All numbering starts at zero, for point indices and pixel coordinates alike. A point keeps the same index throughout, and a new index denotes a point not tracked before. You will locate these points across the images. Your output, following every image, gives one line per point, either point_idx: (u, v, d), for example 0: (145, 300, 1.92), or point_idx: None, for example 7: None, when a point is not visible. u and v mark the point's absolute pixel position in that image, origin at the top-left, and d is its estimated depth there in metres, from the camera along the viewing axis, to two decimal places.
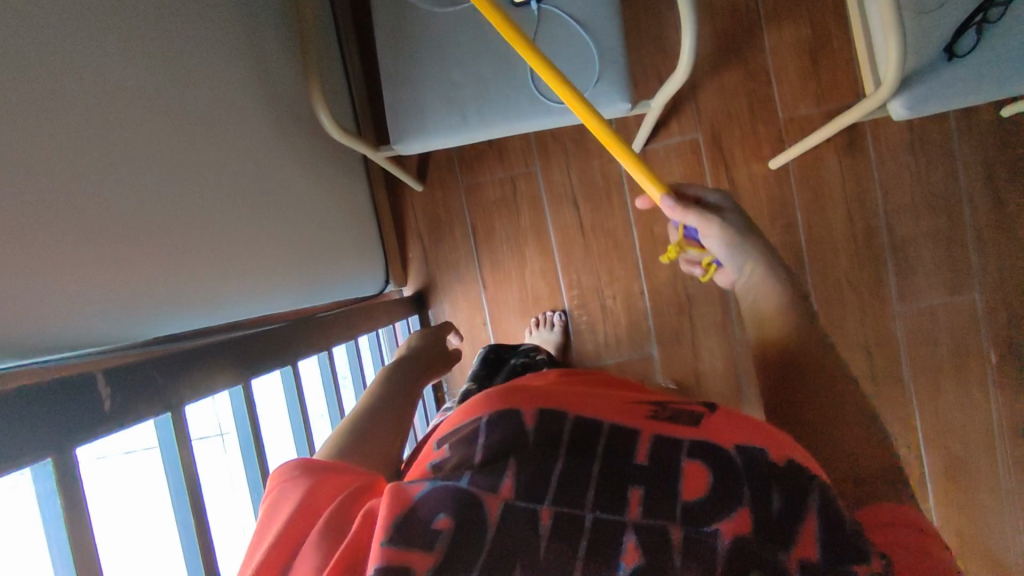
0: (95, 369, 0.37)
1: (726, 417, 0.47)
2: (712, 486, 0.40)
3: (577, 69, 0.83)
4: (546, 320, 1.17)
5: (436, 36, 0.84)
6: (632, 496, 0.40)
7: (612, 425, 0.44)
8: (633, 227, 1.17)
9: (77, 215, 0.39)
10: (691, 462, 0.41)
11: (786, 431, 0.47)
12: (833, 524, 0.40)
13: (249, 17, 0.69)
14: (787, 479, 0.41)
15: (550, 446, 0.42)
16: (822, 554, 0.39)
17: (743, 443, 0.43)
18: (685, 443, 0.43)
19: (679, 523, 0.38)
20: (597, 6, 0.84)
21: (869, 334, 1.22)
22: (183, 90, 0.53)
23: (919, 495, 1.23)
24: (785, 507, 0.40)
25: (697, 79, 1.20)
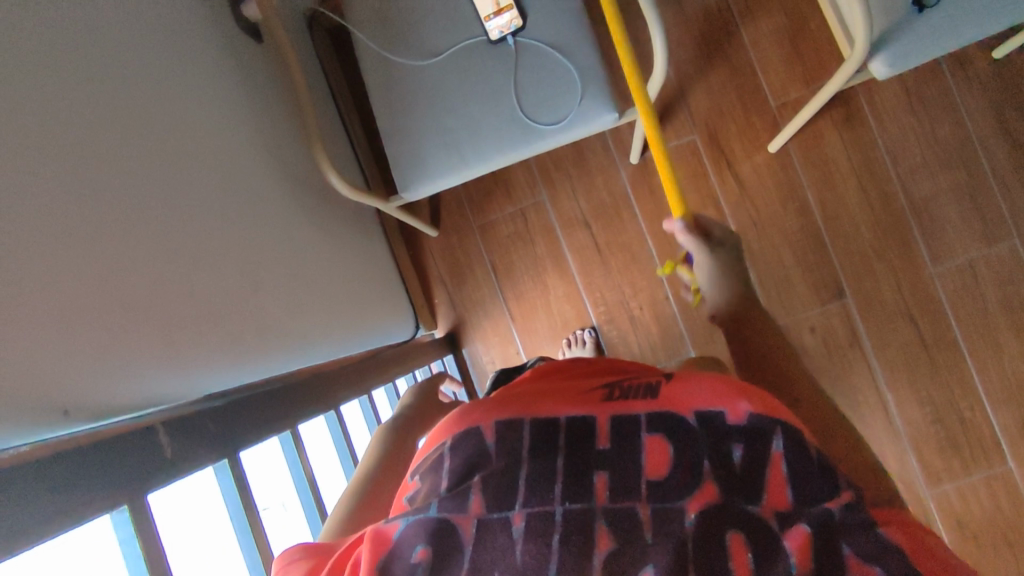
0: (155, 420, 0.44)
1: (681, 380, 0.51)
2: (674, 456, 0.45)
3: (562, 91, 0.88)
4: (576, 340, 1.18)
5: (425, 87, 0.90)
6: (598, 482, 0.44)
7: (570, 418, 0.48)
8: (648, 236, 1.19)
9: (125, 304, 0.44)
10: (650, 437, 0.46)
11: (744, 382, 0.50)
12: (798, 462, 0.44)
13: (251, 104, 0.76)
14: (746, 433, 0.46)
15: (512, 451, 0.46)
16: (792, 495, 0.42)
17: (700, 407, 0.48)
18: (644, 419, 0.47)
19: (643, 499, 0.43)
20: (569, 31, 0.88)
21: (910, 301, 1.19)
22: (191, 174, 0.58)
23: (1002, 458, 1.16)
24: (749, 459, 0.44)
25: (684, 84, 1.23)
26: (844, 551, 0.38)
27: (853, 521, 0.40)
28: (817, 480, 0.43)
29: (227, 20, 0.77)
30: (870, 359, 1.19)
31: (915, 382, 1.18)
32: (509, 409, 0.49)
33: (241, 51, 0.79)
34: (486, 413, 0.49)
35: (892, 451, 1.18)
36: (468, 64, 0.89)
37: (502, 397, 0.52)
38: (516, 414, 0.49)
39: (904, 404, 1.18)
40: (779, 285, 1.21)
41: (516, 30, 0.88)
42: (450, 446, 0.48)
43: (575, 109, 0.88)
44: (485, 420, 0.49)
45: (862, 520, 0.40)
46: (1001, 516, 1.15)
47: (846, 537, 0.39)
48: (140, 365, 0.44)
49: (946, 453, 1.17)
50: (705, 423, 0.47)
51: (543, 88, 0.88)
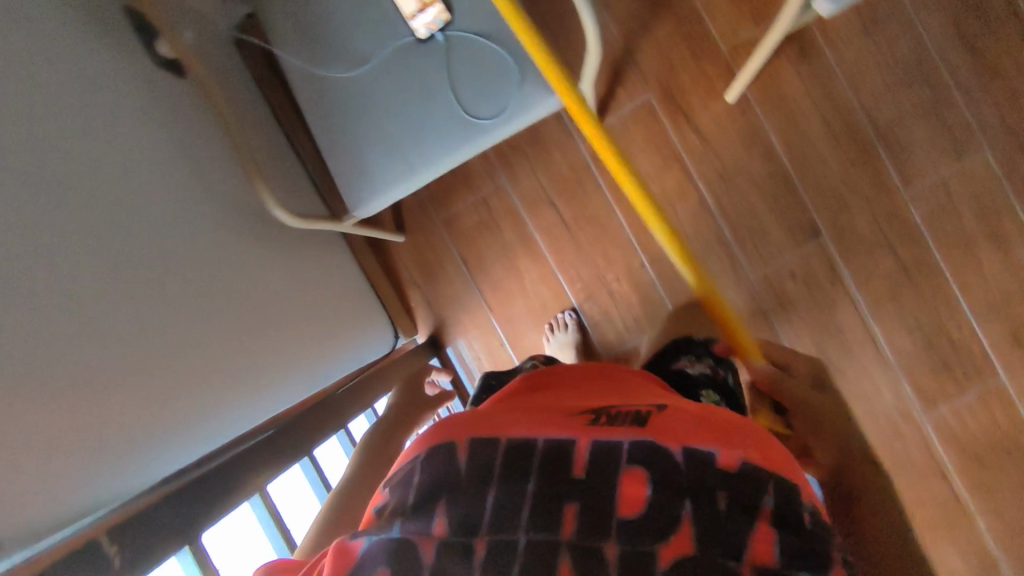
0: (98, 534, 0.48)
1: (674, 415, 0.51)
2: (652, 496, 0.44)
3: (499, 81, 0.85)
4: (559, 323, 1.17)
5: (360, 98, 0.87)
6: (568, 513, 0.43)
7: (548, 442, 0.48)
8: (615, 206, 1.17)
9: (45, 422, 0.48)
10: (630, 469, 0.45)
11: (743, 428, 0.50)
12: (786, 527, 0.44)
13: (176, 148, 0.74)
14: (735, 482, 0.45)
15: (482, 474, 0.46)
16: (777, 559, 0.42)
17: (689, 445, 0.47)
18: (627, 447, 0.47)
19: (613, 540, 0.42)
20: (498, 16, 0.84)
21: (888, 231, 1.18)
22: (107, 257, 0.58)
23: (992, 372, 1.16)
24: (735, 511, 0.44)
25: (631, 43, 1.19)
26: None
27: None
28: (804, 545, 0.44)
29: (139, 68, 0.74)
30: (853, 298, 1.19)
31: (902, 311, 1.18)
32: (490, 429, 0.49)
33: (160, 97, 0.76)
34: (465, 430, 0.50)
35: (885, 382, 1.18)
36: (399, 67, 0.86)
37: (484, 414, 0.52)
38: (492, 434, 0.49)
39: (892, 334, 1.18)
40: (754, 236, 1.20)
41: (443, 25, 0.84)
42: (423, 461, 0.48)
43: (515, 97, 0.85)
44: (461, 437, 0.49)
45: None
46: (998, 429, 1.16)
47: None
48: (68, 477, 0.49)
49: (940, 376, 1.17)
50: (692, 461, 0.46)
51: (478, 81, 0.85)
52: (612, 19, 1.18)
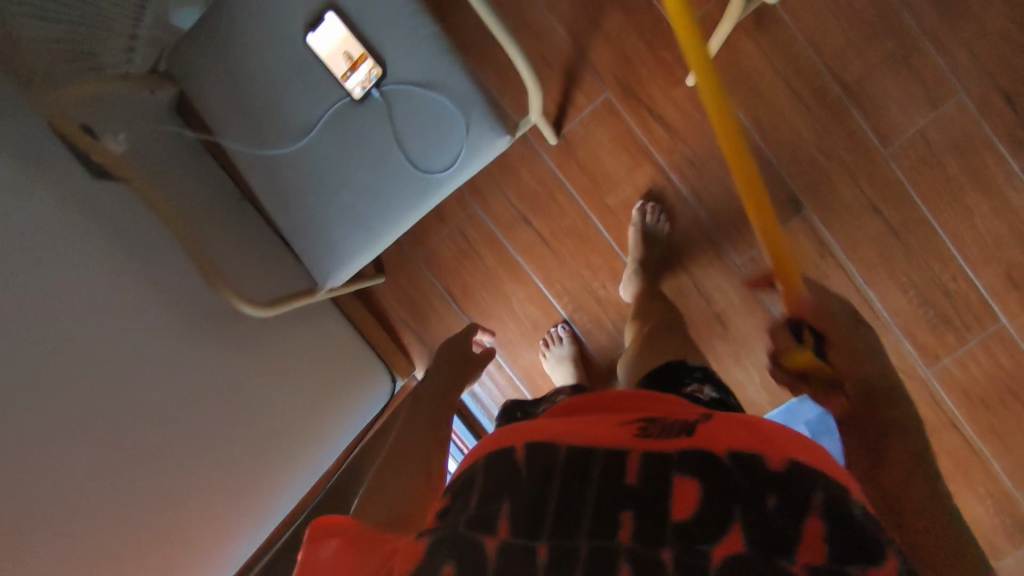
0: None
1: (721, 420, 0.53)
2: (705, 500, 0.47)
3: (444, 129, 0.82)
4: (553, 339, 1.18)
5: (309, 168, 0.85)
6: (625, 520, 0.47)
7: (602, 450, 0.50)
8: (588, 209, 1.18)
9: None
10: (683, 478, 0.48)
11: (791, 430, 0.52)
12: (839, 524, 0.45)
13: (126, 275, 0.74)
14: (786, 483, 0.47)
15: (537, 478, 0.50)
16: (826, 557, 0.44)
17: (736, 447, 0.49)
18: (677, 456, 0.49)
19: (670, 545, 0.45)
20: (432, 62, 0.81)
21: (871, 193, 1.14)
22: (120, 421, 0.66)
23: (989, 316, 1.15)
24: (786, 513, 0.46)
25: (580, 42, 1.14)
26: None
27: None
28: (857, 542, 0.45)
29: (116, 199, 0.79)
30: (844, 265, 1.17)
31: (894, 272, 1.16)
32: (544, 433, 0.53)
33: (137, 223, 0.80)
34: (519, 436, 0.53)
35: (885, 343, 1.18)
36: (342, 130, 0.84)
37: (537, 423, 0.55)
38: (547, 439, 0.52)
39: (886, 296, 1.17)
40: None
41: (377, 81, 0.82)
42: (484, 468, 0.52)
43: (464, 144, 0.83)
44: (517, 443, 0.52)
45: None
46: (1004, 372, 1.16)
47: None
48: None
49: (938, 331, 1.17)
50: (739, 465, 0.48)
51: (423, 133, 0.83)
52: (557, 21, 1.14)
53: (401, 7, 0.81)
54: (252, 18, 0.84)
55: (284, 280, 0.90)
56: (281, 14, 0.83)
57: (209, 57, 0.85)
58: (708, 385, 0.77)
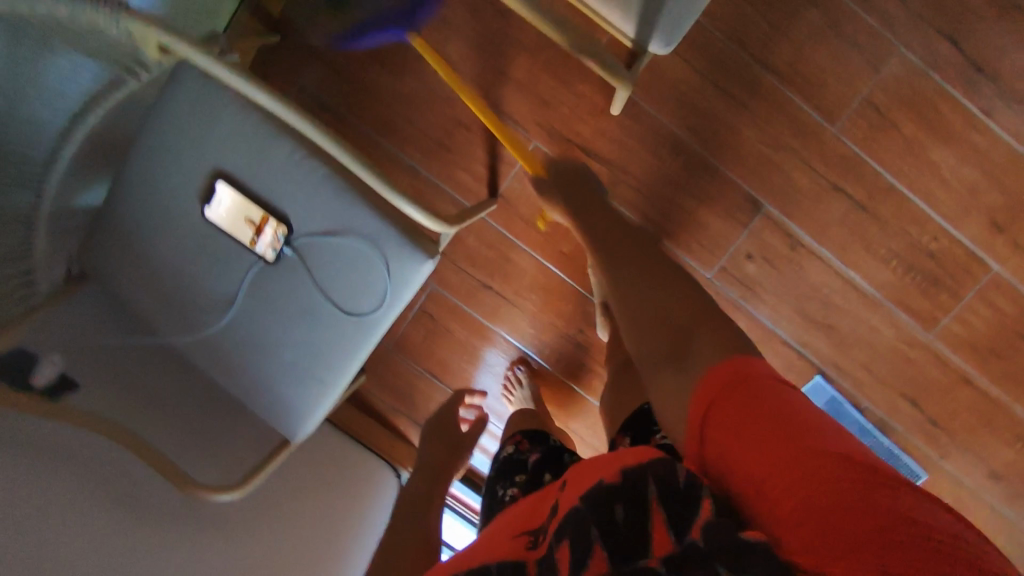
0: None
1: (575, 482, 0.56)
2: (576, 553, 0.48)
3: (365, 271, 0.79)
4: (516, 382, 1.15)
5: (245, 338, 0.83)
6: None
7: (496, 566, 0.53)
8: (545, 260, 1.14)
9: None
10: (558, 548, 0.50)
11: (625, 451, 0.55)
12: (667, 497, 0.47)
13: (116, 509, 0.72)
14: (621, 490, 0.49)
15: None
16: (672, 534, 0.45)
17: (584, 492, 0.52)
18: (553, 538, 0.51)
19: None
20: (335, 207, 0.78)
21: (830, 173, 1.08)
22: None
23: (980, 267, 1.10)
24: (630, 515, 0.48)
25: (494, 96, 1.09)
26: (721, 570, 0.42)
27: (712, 537, 0.43)
28: (682, 500, 0.46)
29: (64, 431, 0.74)
30: (819, 252, 1.12)
31: (871, 246, 1.11)
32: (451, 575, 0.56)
33: (88, 450, 0.76)
34: None
35: (879, 319, 1.14)
36: (266, 294, 0.82)
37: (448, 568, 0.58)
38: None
39: (868, 271, 1.12)
40: (696, 234, 1.13)
41: (285, 238, 0.79)
42: None
43: (388, 281, 0.79)
44: None
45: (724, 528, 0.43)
46: (1006, 318, 1.11)
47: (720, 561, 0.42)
48: None
49: (930, 293, 1.12)
50: (590, 503, 0.50)
51: (344, 278, 0.80)
52: (465, 82, 1.09)
53: (289, 160, 0.77)
54: (148, 206, 0.81)
55: (246, 451, 0.90)
56: (174, 196, 0.80)
57: (120, 254, 0.83)
58: (680, 427, 0.75)
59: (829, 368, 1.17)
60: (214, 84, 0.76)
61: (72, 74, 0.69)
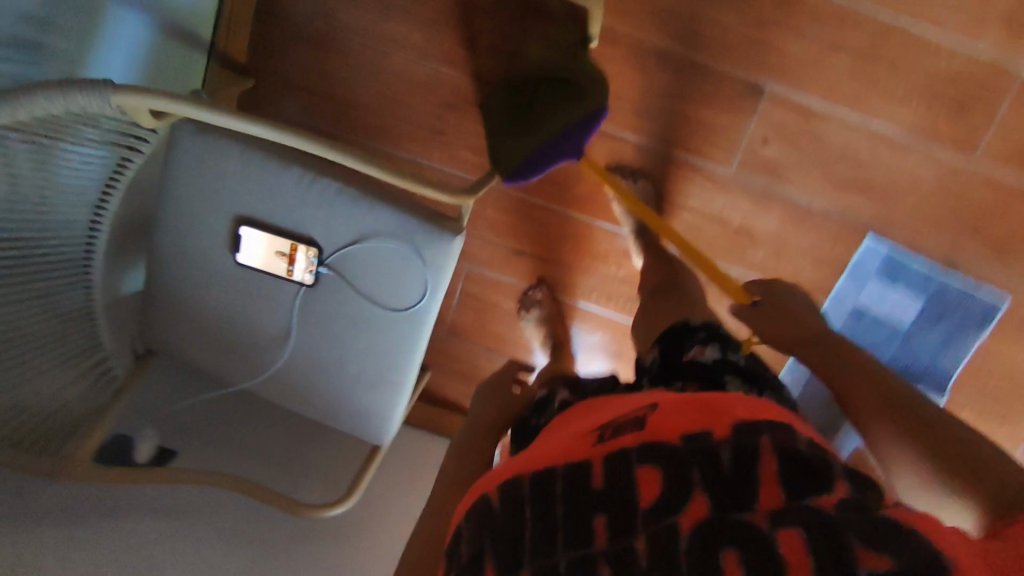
0: None
1: (670, 409, 0.55)
2: (666, 484, 0.49)
3: (401, 266, 0.81)
4: (532, 303, 1.17)
5: (310, 362, 0.86)
6: (598, 523, 0.49)
7: (567, 465, 0.53)
8: (565, 209, 1.14)
9: None
10: (643, 470, 0.50)
11: (727, 401, 0.55)
12: (787, 463, 0.47)
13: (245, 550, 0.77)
14: (733, 442, 0.49)
15: (517, 503, 0.53)
16: (784, 494, 0.46)
17: (686, 430, 0.52)
18: (633, 451, 0.52)
19: (642, 529, 0.48)
20: (355, 216, 0.80)
21: (825, 32, 1.04)
22: None
23: (1009, 77, 1.04)
24: (738, 464, 0.48)
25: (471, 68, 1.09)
26: (853, 545, 0.41)
27: (845, 515, 0.44)
28: (807, 471, 0.47)
29: (161, 492, 0.80)
30: (835, 114, 1.09)
31: (888, 93, 1.07)
32: (516, 470, 0.57)
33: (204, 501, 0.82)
34: (497, 477, 0.58)
35: (916, 163, 1.10)
36: (315, 315, 0.84)
37: (514, 460, 0.59)
38: (521, 473, 0.56)
39: (891, 118, 1.08)
40: (706, 137, 1.11)
41: (318, 259, 0.81)
42: (470, 519, 0.56)
43: (425, 269, 0.81)
44: (495, 486, 0.57)
45: (855, 510, 0.44)
46: None
47: (851, 533, 0.42)
48: None
49: (962, 121, 1.07)
50: (691, 442, 0.51)
51: (383, 279, 0.82)
52: (439, 63, 1.09)
53: (297, 182, 0.79)
54: (186, 269, 0.84)
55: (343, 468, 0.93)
56: (206, 252, 0.83)
57: (175, 322, 0.87)
58: (709, 343, 0.76)
59: (878, 227, 1.14)
60: (206, 138, 0.79)
61: (92, 166, 0.70)
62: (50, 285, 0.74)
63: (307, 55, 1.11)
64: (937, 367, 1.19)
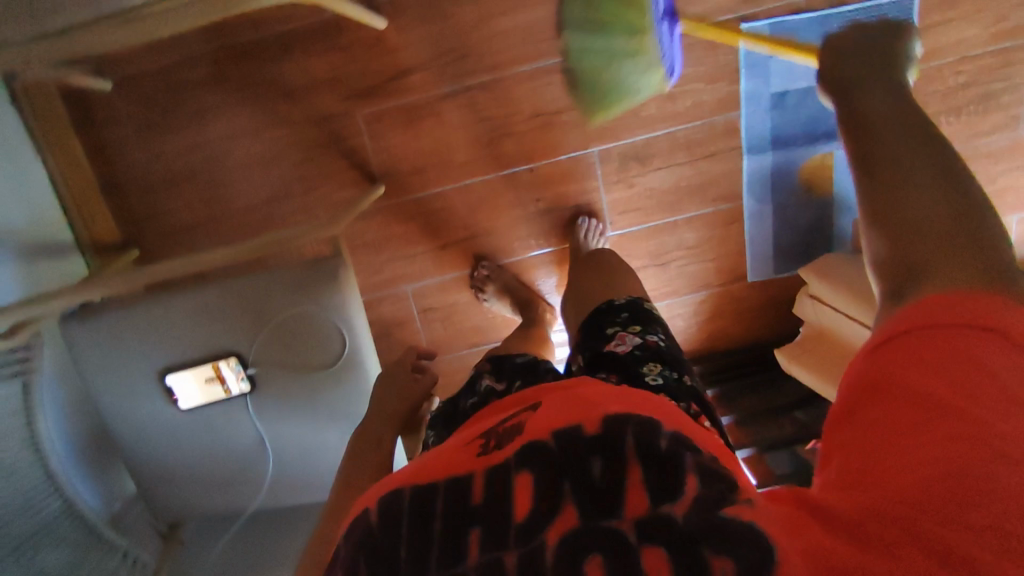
0: None
1: (548, 409, 0.53)
2: (538, 491, 0.45)
3: (309, 326, 0.82)
4: (483, 281, 1.17)
5: (295, 452, 0.88)
6: (471, 538, 0.44)
7: (448, 479, 0.49)
8: (457, 183, 1.14)
9: None
10: (518, 479, 0.46)
11: (605, 398, 0.53)
12: (656, 456, 0.45)
13: None
14: (604, 442, 0.47)
15: (392, 523, 0.48)
16: (650, 497, 0.43)
17: (559, 427, 0.49)
18: (511, 458, 0.48)
19: (512, 547, 0.43)
20: (251, 305, 0.82)
21: None
22: None
23: None
24: (608, 468, 0.45)
25: (300, 117, 1.09)
26: (705, 554, 0.39)
27: (704, 518, 0.40)
28: (672, 465, 0.44)
29: None
30: None
31: None
32: (400, 482, 0.52)
33: None
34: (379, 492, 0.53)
35: None
36: (274, 411, 0.86)
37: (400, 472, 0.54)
38: (402, 487, 0.51)
39: None
40: (537, 39, 1.08)
41: (240, 363, 0.83)
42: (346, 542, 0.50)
43: (330, 314, 0.82)
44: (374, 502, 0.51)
45: (707, 521, 0.40)
46: None
47: (703, 544, 0.39)
48: None
49: None
50: (564, 440, 0.48)
51: (303, 347, 0.83)
52: (274, 134, 1.09)
53: (191, 306, 0.82)
54: (149, 438, 0.86)
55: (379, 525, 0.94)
56: (154, 414, 0.85)
57: (167, 490, 0.89)
58: (631, 328, 0.76)
59: (744, 13, 1.09)
60: (91, 319, 0.82)
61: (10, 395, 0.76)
62: (36, 512, 0.77)
63: (165, 196, 1.10)
64: None
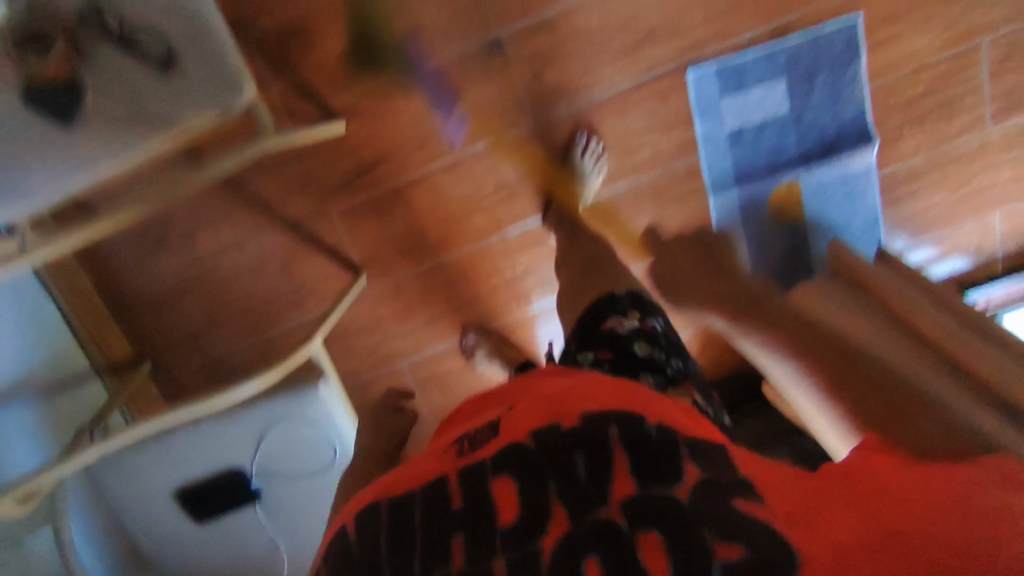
0: None
1: (520, 411, 0.54)
2: (521, 494, 0.47)
3: (302, 438, 0.89)
4: (472, 349, 1.22)
5: (303, 547, 0.96)
6: (456, 545, 0.46)
7: (425, 486, 0.51)
8: (435, 261, 1.19)
9: None
10: (500, 483, 0.48)
11: (576, 394, 0.54)
12: (635, 446, 0.47)
13: None
14: (584, 437, 0.48)
15: (371, 542, 0.49)
16: (636, 481, 0.45)
17: (535, 427, 0.51)
18: (489, 462, 0.50)
19: (501, 552, 0.44)
20: (247, 426, 0.88)
21: None
22: None
23: None
24: (587, 466, 0.47)
25: (279, 224, 1.15)
26: (708, 539, 0.41)
27: (701, 505, 0.43)
28: (654, 455, 0.47)
29: None
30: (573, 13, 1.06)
31: None
32: (380, 494, 0.53)
33: None
34: (360, 504, 0.55)
35: None
36: (281, 513, 0.93)
37: (381, 483, 0.56)
38: (384, 498, 0.52)
39: None
40: (491, 119, 1.12)
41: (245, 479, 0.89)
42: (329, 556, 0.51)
43: (320, 425, 0.89)
44: (353, 518, 0.53)
45: (712, 504, 0.43)
46: None
47: (707, 529, 0.42)
48: None
49: None
50: (541, 440, 0.49)
51: (299, 453, 0.90)
52: (258, 241, 1.16)
53: (194, 436, 0.88)
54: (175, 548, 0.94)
55: None
56: (175, 527, 0.93)
57: None
58: (632, 313, 0.78)
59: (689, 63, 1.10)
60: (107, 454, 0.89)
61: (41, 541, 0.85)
62: None
63: (169, 310, 1.19)
64: (845, 122, 1.14)
